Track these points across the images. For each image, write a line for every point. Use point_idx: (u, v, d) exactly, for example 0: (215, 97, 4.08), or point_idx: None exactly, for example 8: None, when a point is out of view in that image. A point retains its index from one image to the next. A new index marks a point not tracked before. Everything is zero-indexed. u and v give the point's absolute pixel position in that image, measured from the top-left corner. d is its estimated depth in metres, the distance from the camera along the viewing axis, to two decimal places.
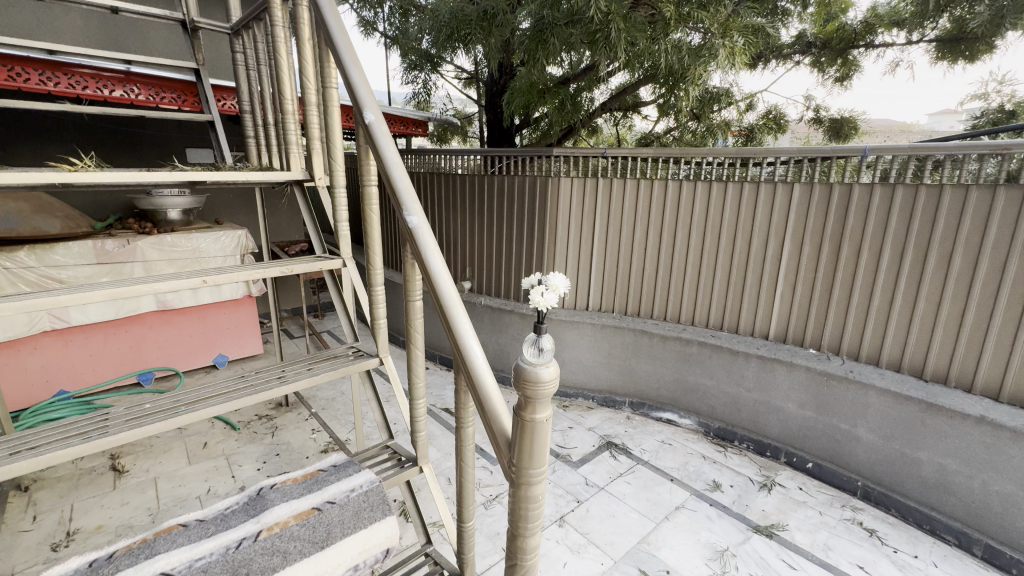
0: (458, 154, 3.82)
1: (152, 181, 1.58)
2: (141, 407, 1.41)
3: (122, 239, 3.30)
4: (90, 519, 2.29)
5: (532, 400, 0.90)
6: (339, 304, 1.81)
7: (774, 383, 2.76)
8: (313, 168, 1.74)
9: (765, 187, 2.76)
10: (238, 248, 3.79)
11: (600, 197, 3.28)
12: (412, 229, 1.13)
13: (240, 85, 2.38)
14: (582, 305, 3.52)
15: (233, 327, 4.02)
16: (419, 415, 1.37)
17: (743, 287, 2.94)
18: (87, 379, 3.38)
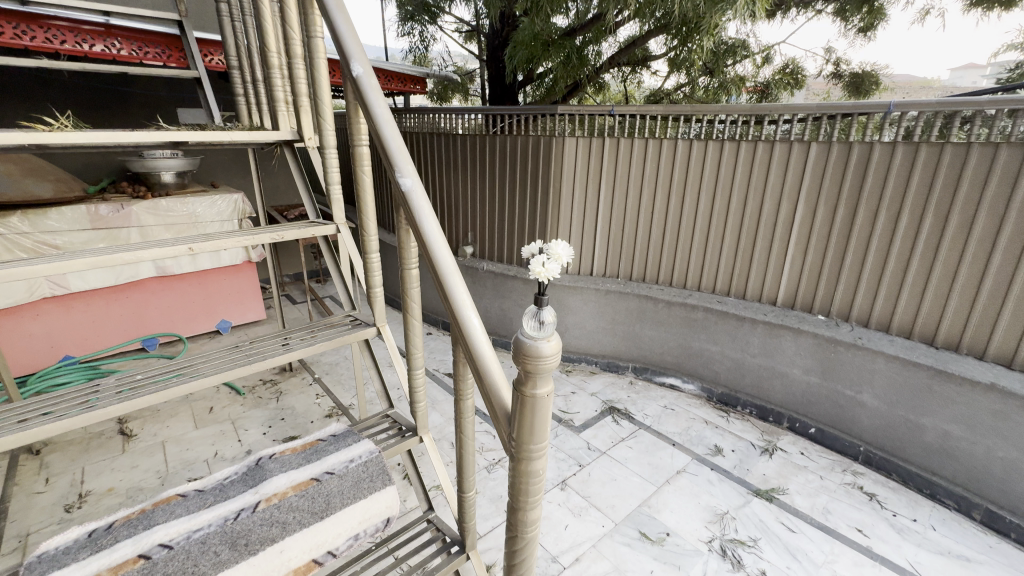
0: (459, 113, 3.66)
1: (132, 142, 1.50)
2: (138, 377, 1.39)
3: (117, 204, 3.23)
4: (101, 481, 2.33)
5: (532, 375, 0.85)
6: (335, 272, 1.76)
7: (780, 349, 2.72)
8: (302, 127, 1.64)
9: (780, 146, 2.63)
10: (235, 212, 3.72)
11: (606, 158, 3.14)
12: (406, 193, 1.06)
13: (224, 38, 2.24)
14: (586, 271, 3.45)
15: (235, 293, 4.00)
16: (417, 386, 1.34)
17: (753, 252, 2.86)
18: (91, 345, 3.39)
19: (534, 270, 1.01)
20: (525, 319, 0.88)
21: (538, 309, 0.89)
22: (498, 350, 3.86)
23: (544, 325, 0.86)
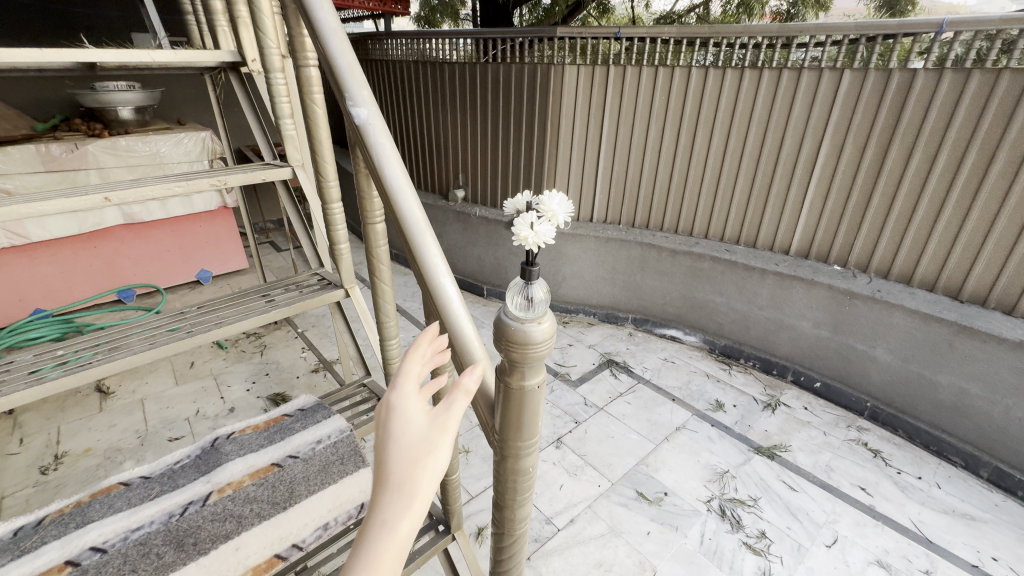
0: (446, 37, 3.26)
1: (36, 64, 1.23)
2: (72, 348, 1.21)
3: (70, 143, 2.92)
4: (77, 442, 2.24)
5: (519, 365, 0.67)
6: (297, 223, 1.55)
7: (791, 301, 2.57)
8: (246, 47, 1.37)
9: (808, 75, 2.32)
10: (204, 152, 3.42)
11: (610, 89, 2.82)
12: (361, 127, 0.83)
13: None
14: (585, 217, 3.22)
15: (214, 240, 3.77)
16: (393, 357, 1.18)
17: (768, 196, 2.62)
18: (63, 297, 3.22)
19: (516, 232, 0.81)
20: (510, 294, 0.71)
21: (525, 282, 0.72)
22: (492, 300, 3.71)
23: (535, 302, 0.68)
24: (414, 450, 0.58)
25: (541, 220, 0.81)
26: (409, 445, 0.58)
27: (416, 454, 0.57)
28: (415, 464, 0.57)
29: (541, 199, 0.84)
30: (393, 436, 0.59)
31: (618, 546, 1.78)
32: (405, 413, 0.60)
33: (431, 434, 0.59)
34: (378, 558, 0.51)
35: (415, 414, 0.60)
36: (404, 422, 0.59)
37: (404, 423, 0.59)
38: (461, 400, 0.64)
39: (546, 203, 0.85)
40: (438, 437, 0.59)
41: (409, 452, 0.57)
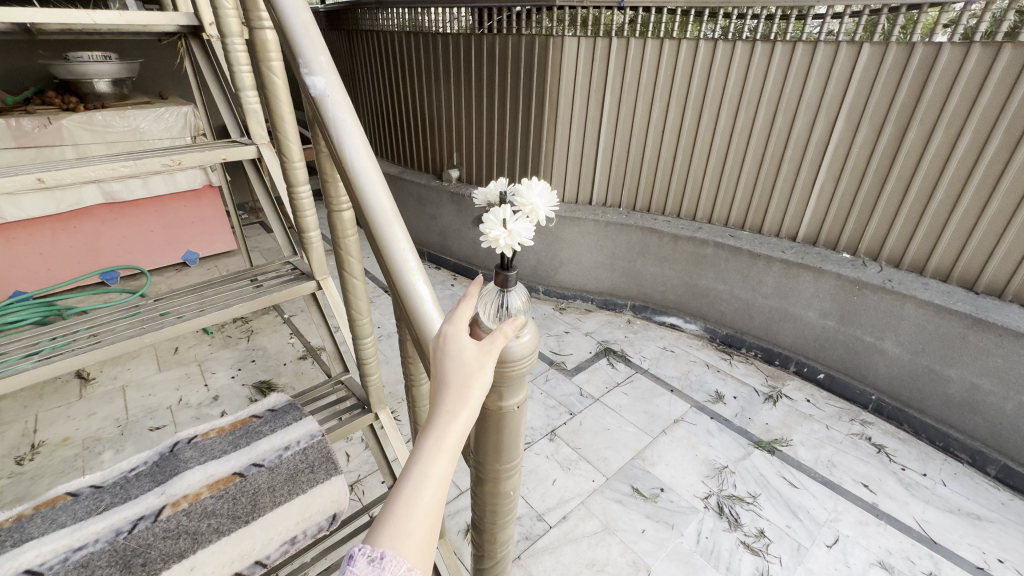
0: (439, 6, 3.08)
1: None
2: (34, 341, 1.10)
3: (42, 117, 2.77)
4: (55, 431, 2.16)
5: (494, 386, 0.58)
6: (267, 206, 1.44)
7: (796, 291, 2.47)
8: (204, 10, 1.24)
9: (823, 49, 2.17)
10: (186, 128, 3.28)
11: (611, 63, 2.66)
12: (317, 99, 0.71)
13: None
14: (584, 199, 3.10)
15: (200, 220, 3.65)
16: (368, 357, 1.08)
17: (776, 179, 2.49)
18: (42, 279, 3.11)
19: (484, 232, 0.73)
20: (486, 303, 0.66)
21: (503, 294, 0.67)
22: None
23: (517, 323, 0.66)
24: (459, 378, 0.52)
25: (515, 218, 0.74)
26: (455, 372, 0.52)
27: (460, 382, 0.52)
28: (457, 390, 0.51)
29: (516, 194, 0.77)
30: (436, 364, 0.54)
31: (611, 545, 1.71)
32: (449, 341, 0.54)
33: (476, 360, 0.53)
34: (419, 486, 0.49)
35: (459, 342, 0.54)
36: (448, 346, 0.54)
37: (449, 347, 0.54)
38: (509, 332, 0.55)
39: (521, 200, 0.78)
40: (484, 362, 0.53)
41: (452, 380, 0.52)
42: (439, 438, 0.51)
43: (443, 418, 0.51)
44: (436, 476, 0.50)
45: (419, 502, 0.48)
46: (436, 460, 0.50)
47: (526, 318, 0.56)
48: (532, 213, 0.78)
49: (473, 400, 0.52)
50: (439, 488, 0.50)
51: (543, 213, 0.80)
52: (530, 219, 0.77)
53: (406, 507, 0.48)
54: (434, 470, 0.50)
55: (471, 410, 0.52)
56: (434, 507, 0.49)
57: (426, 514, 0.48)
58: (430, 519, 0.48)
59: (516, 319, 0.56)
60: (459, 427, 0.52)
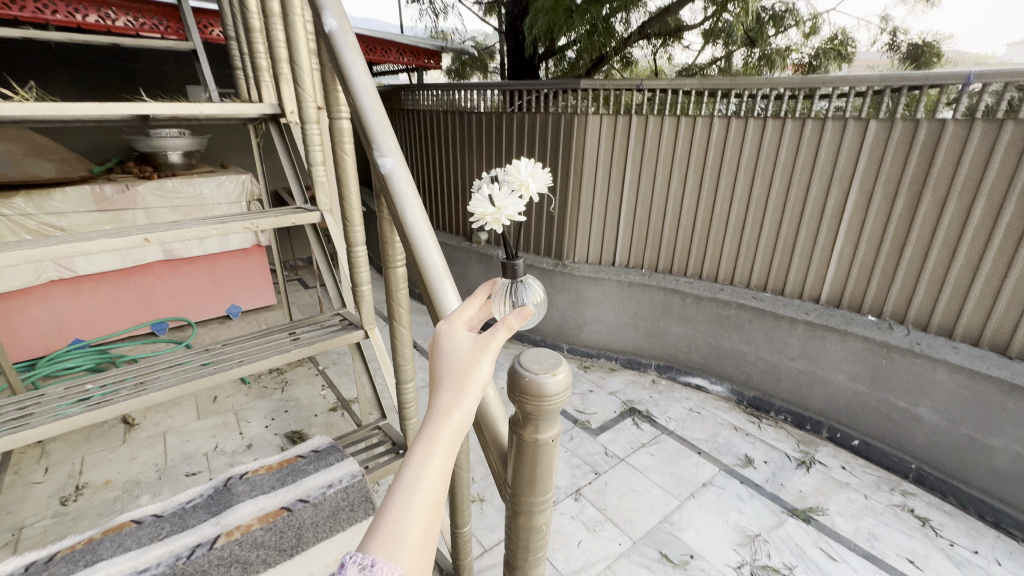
0: (474, 89, 3.44)
1: (99, 116, 1.34)
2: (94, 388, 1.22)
3: (122, 184, 3.11)
4: (98, 473, 2.26)
5: (533, 418, 0.65)
6: (323, 263, 1.59)
7: (823, 353, 2.47)
8: (285, 100, 1.49)
9: (832, 125, 2.33)
10: (243, 194, 3.61)
11: (632, 136, 2.87)
12: (385, 175, 0.86)
13: (220, 7, 2.09)
14: (608, 261, 3.23)
15: (246, 277, 3.91)
16: (408, 402, 1.17)
17: (795, 244, 2.58)
18: (100, 329, 3.35)
19: (475, 210, 0.85)
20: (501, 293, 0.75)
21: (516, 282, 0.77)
22: (512, 342, 3.68)
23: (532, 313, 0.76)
24: (453, 377, 0.57)
25: (502, 195, 0.84)
26: (450, 372, 0.58)
27: (455, 381, 0.57)
28: (453, 388, 0.56)
29: (503, 173, 0.87)
30: (436, 368, 0.60)
31: None
32: (447, 346, 0.60)
33: (471, 359, 0.58)
34: (417, 481, 0.51)
35: (456, 344, 0.60)
36: (446, 350, 0.60)
37: (448, 350, 0.60)
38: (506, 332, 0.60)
39: (509, 177, 0.87)
40: (479, 360, 0.58)
41: (448, 379, 0.57)
42: (434, 437, 0.54)
43: (438, 416, 0.55)
44: (432, 473, 0.52)
45: (415, 499, 0.51)
46: (431, 457, 0.53)
47: (532, 308, 0.60)
48: (522, 187, 0.87)
49: (467, 397, 0.56)
50: (435, 485, 0.52)
51: (533, 186, 0.87)
52: (519, 191, 0.87)
53: (405, 501, 0.50)
54: (430, 468, 0.52)
55: (465, 408, 0.56)
56: (430, 505, 0.51)
57: (421, 510, 0.50)
58: (426, 516, 0.50)
59: (523, 309, 0.60)
60: (455, 425, 0.55)
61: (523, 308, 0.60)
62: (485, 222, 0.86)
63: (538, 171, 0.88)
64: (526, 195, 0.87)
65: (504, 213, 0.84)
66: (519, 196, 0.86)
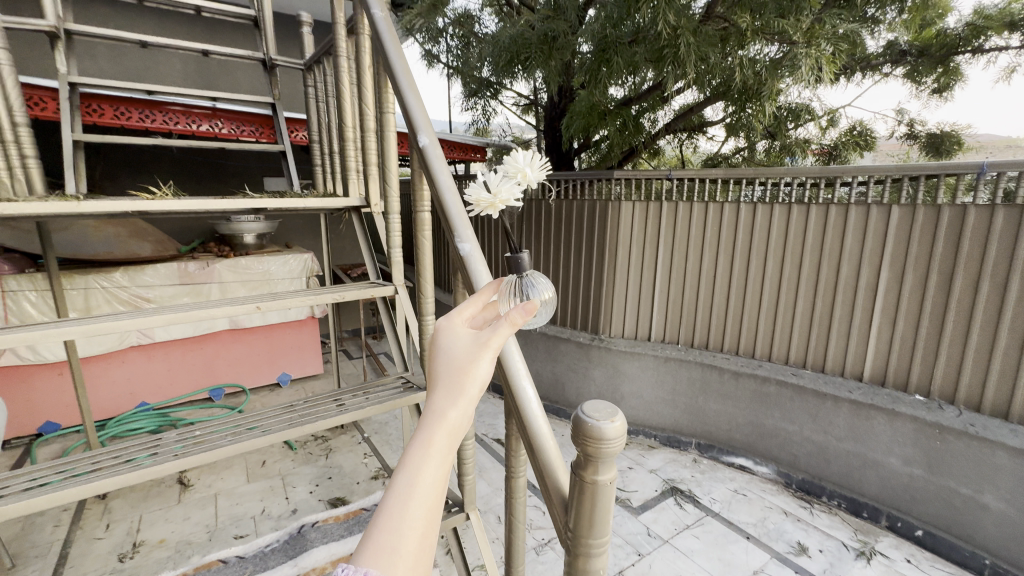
0: (514, 179, 3.82)
1: (221, 207, 1.64)
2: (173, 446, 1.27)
3: (204, 262, 3.50)
4: (154, 532, 2.36)
5: (593, 459, 0.75)
6: (391, 332, 1.77)
7: (872, 434, 2.42)
8: (370, 195, 1.80)
9: (856, 209, 2.47)
10: (304, 271, 3.96)
11: (663, 220, 3.09)
12: (463, 256, 1.04)
13: (310, 118, 2.51)
14: (643, 336, 3.32)
15: (298, 347, 4.18)
16: (467, 458, 1.29)
17: (831, 321, 2.62)
18: (164, 393, 3.59)
19: (473, 196, 0.88)
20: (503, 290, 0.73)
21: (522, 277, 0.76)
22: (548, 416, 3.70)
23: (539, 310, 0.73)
24: (451, 376, 0.55)
25: (502, 183, 0.86)
26: (447, 372, 0.56)
27: (453, 380, 0.54)
28: (450, 388, 0.54)
29: (501, 163, 0.89)
30: (434, 369, 0.57)
31: None
32: (444, 345, 0.58)
33: (470, 356, 0.56)
34: (410, 489, 0.48)
35: (454, 342, 0.58)
36: (443, 349, 0.58)
37: (445, 349, 0.58)
38: (510, 325, 0.57)
39: (508, 167, 0.89)
40: (478, 356, 0.55)
41: (444, 379, 0.54)
42: (429, 440, 0.51)
43: (434, 417, 0.52)
44: (428, 478, 0.49)
45: (411, 505, 0.47)
46: (427, 460, 0.50)
47: (540, 303, 0.58)
48: (519, 176, 0.88)
49: (465, 397, 0.54)
50: (430, 492, 0.49)
51: (530, 176, 0.88)
52: (520, 182, 0.88)
53: (397, 512, 0.47)
54: (425, 473, 0.49)
55: (462, 408, 0.53)
56: (427, 511, 0.48)
57: (418, 515, 0.47)
58: (422, 523, 0.47)
59: (530, 302, 0.58)
60: (450, 427, 0.52)
61: (527, 303, 0.57)
62: (481, 207, 0.89)
63: (536, 164, 0.89)
64: (527, 185, 0.88)
65: (501, 200, 0.87)
66: (515, 184, 0.88)
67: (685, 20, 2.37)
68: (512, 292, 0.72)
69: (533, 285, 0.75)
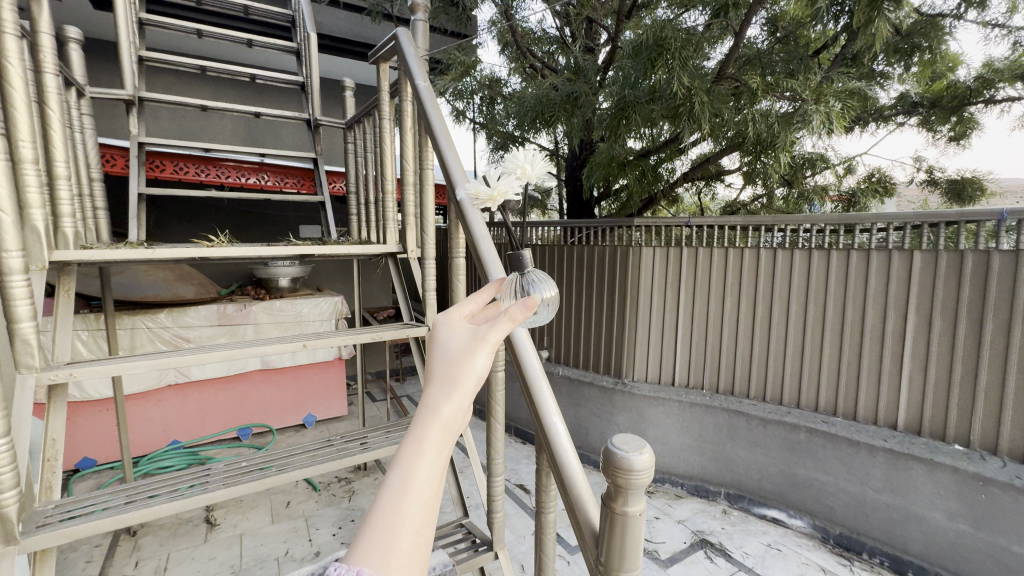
0: (537, 226, 3.96)
1: (271, 253, 1.78)
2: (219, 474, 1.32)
3: (241, 304, 3.68)
4: (181, 570, 2.38)
5: (623, 491, 0.79)
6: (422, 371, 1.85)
7: (911, 485, 2.33)
8: (408, 242, 1.97)
9: (877, 255, 2.50)
10: (334, 313, 4.12)
11: (684, 265, 3.15)
12: None
13: (349, 171, 2.72)
14: (667, 380, 3.30)
15: (324, 388, 4.27)
16: (496, 495, 1.32)
17: (860, 367, 2.59)
18: (196, 432, 3.69)
19: (474, 190, 0.96)
20: (504, 289, 0.78)
21: (524, 274, 0.79)
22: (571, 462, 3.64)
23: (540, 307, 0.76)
24: (446, 373, 0.57)
25: (503, 179, 0.93)
26: (443, 370, 0.58)
27: (448, 378, 0.57)
28: (446, 385, 0.56)
29: (502, 159, 0.93)
30: (431, 365, 0.60)
31: None
32: (442, 341, 0.61)
33: (465, 354, 0.58)
34: (404, 485, 0.50)
35: (451, 339, 0.60)
36: (441, 346, 0.60)
37: (443, 346, 0.60)
38: (507, 323, 0.59)
39: (509, 163, 0.93)
40: (473, 353, 0.57)
41: (440, 374, 0.57)
42: (424, 435, 0.53)
43: (428, 414, 0.54)
44: (423, 473, 0.51)
45: (406, 499, 0.49)
46: (422, 456, 0.52)
47: (538, 300, 0.61)
48: (518, 173, 0.92)
49: (459, 393, 0.56)
50: (425, 487, 0.50)
51: (529, 173, 0.92)
52: (520, 177, 0.92)
53: (392, 508, 0.49)
54: (420, 468, 0.51)
55: (456, 404, 0.55)
56: (422, 505, 0.49)
57: (414, 510, 0.49)
58: (418, 517, 0.49)
59: (527, 300, 0.61)
60: (444, 422, 0.54)
61: (527, 300, 0.61)
62: (482, 199, 0.96)
63: (537, 160, 0.92)
64: (527, 181, 0.92)
65: (500, 193, 0.93)
66: (514, 180, 0.93)
67: (698, 80, 2.53)
68: (513, 290, 0.77)
69: (535, 283, 0.77)
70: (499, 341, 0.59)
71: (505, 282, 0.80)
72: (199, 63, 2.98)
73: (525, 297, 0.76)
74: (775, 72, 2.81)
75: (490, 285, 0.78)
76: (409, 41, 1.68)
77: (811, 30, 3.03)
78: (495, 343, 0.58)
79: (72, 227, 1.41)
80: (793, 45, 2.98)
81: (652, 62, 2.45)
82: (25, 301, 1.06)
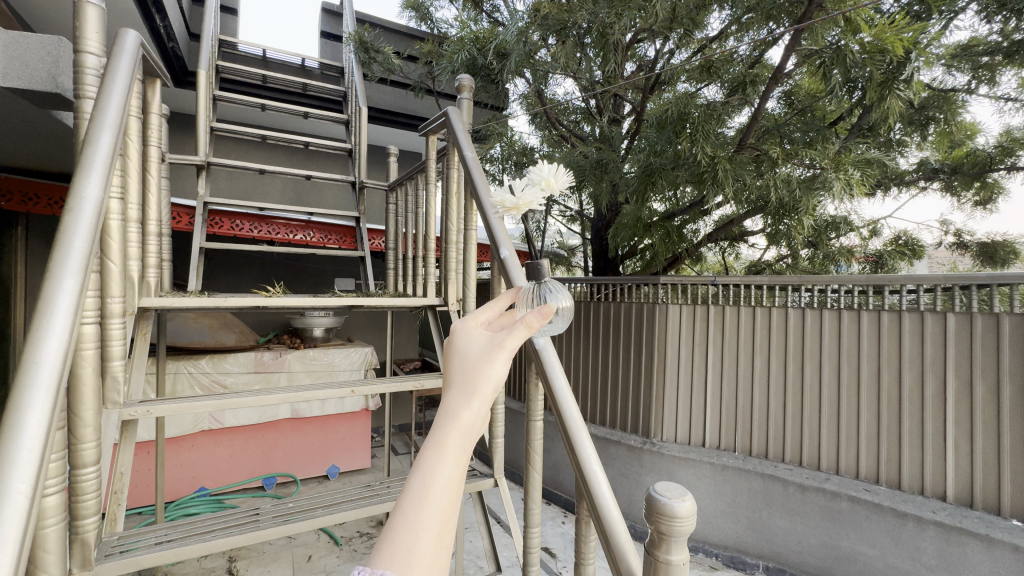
0: (564, 283, 4.08)
1: (322, 304, 1.92)
2: (266, 512, 1.37)
3: (278, 352, 3.82)
4: None
5: (666, 537, 0.77)
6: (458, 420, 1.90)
7: (967, 563, 2.21)
8: (447, 295, 2.08)
9: (909, 316, 2.50)
10: (363, 363, 4.22)
11: (711, 323, 3.17)
12: (538, 349, 1.21)
13: (390, 228, 2.91)
14: (697, 441, 3.22)
15: (349, 440, 4.29)
16: (532, 548, 1.33)
17: (901, 433, 2.51)
18: (223, 479, 3.71)
19: (498, 199, 1.02)
20: (521, 298, 0.79)
21: (541, 284, 0.82)
22: None
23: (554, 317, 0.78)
24: (465, 379, 0.59)
25: (527, 187, 1.00)
26: (462, 375, 0.59)
27: (467, 384, 0.58)
28: (464, 390, 0.57)
29: (528, 172, 1.01)
30: (449, 370, 0.61)
31: None
32: (461, 348, 0.63)
33: (483, 360, 0.60)
34: (425, 489, 0.51)
35: (470, 346, 0.62)
36: (460, 352, 0.62)
37: (461, 352, 0.62)
38: (524, 331, 0.62)
39: (534, 176, 1.01)
40: (491, 360, 0.60)
41: (459, 379, 0.58)
42: (444, 440, 0.55)
43: (448, 419, 0.56)
44: (443, 479, 0.52)
45: (428, 504, 0.50)
46: (442, 460, 0.53)
47: (554, 308, 0.63)
48: (542, 184, 1.00)
49: (478, 398, 0.57)
50: (445, 493, 0.51)
51: (552, 184, 1.00)
52: (545, 185, 0.99)
53: (413, 514, 0.49)
54: (440, 474, 0.52)
55: (475, 408, 0.56)
56: (443, 510, 0.50)
57: (434, 515, 0.49)
58: (439, 522, 0.49)
59: (543, 308, 0.63)
60: (463, 428, 0.55)
61: (543, 308, 0.63)
62: (505, 208, 1.02)
63: (560, 174, 1.00)
64: (550, 190, 1.00)
65: (523, 202, 1.00)
66: (538, 191, 1.01)
67: (721, 150, 2.69)
68: (529, 298, 0.79)
69: (550, 292, 0.79)
70: (516, 348, 0.61)
71: (521, 292, 0.81)
72: (261, 132, 3.30)
73: (542, 304, 0.78)
74: (795, 141, 2.98)
75: (507, 293, 0.79)
76: (458, 117, 1.87)
77: (827, 103, 3.20)
78: (512, 349, 0.61)
79: (154, 278, 1.57)
80: (810, 117, 3.16)
81: (677, 134, 2.64)
82: (120, 341, 1.22)
